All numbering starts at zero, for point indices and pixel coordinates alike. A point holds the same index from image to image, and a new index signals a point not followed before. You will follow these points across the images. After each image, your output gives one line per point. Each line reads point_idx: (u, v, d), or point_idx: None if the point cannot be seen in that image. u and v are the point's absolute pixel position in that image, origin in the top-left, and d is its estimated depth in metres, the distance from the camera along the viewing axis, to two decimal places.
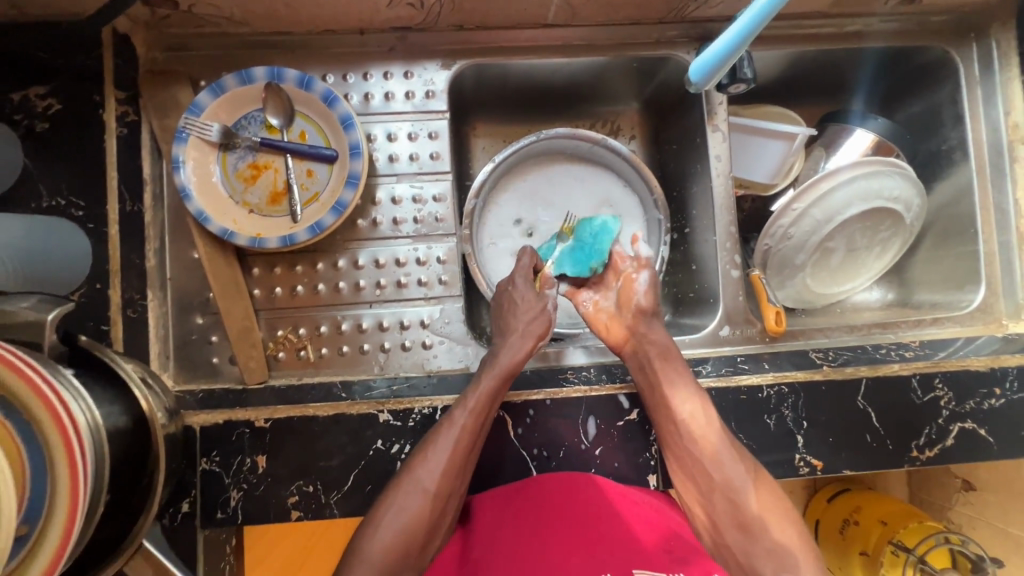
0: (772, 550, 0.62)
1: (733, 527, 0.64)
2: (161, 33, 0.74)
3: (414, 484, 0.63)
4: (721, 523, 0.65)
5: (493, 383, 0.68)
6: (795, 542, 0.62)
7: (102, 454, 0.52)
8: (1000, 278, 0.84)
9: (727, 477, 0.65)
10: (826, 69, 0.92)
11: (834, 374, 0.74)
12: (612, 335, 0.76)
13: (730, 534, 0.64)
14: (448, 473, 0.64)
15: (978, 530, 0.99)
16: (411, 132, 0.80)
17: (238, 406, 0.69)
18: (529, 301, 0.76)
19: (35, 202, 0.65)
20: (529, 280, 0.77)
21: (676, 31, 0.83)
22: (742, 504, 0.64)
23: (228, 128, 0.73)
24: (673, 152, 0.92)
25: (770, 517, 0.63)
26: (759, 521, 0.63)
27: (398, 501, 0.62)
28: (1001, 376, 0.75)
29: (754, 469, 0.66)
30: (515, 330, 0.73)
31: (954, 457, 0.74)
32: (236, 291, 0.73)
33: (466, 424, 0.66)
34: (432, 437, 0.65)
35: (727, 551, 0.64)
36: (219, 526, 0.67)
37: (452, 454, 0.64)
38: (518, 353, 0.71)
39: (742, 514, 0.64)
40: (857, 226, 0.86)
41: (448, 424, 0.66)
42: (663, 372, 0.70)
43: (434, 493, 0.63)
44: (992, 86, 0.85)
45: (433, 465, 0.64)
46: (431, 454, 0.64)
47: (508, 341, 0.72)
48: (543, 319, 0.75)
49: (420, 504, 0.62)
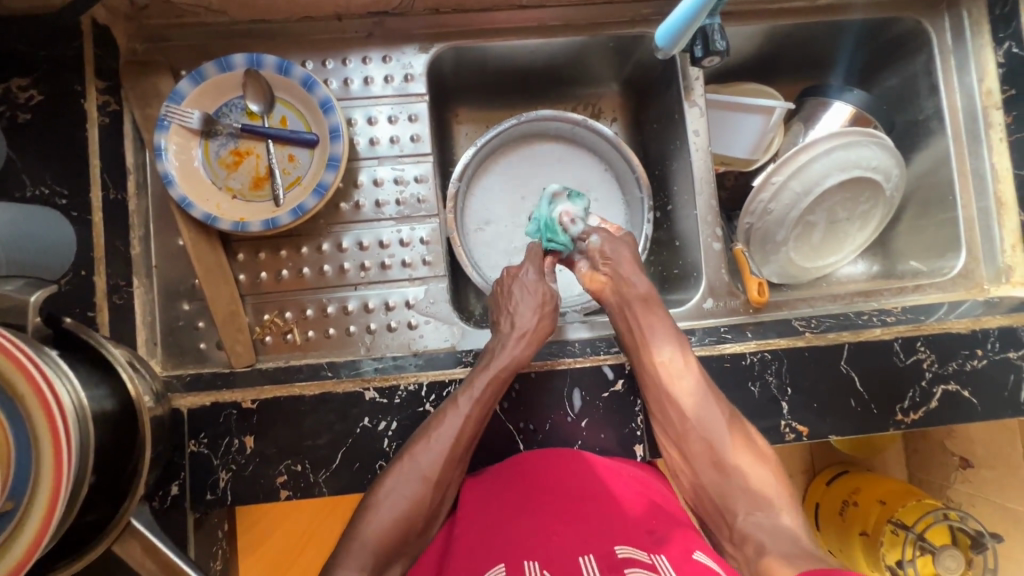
0: (745, 488, 0.66)
1: (709, 466, 0.68)
2: (142, 25, 0.77)
3: (413, 471, 0.64)
4: (697, 464, 0.69)
5: (500, 376, 0.68)
6: (767, 481, 0.66)
7: (87, 435, 0.52)
8: (981, 244, 0.85)
9: (704, 418, 0.69)
10: (802, 44, 0.93)
11: (816, 341, 0.74)
12: (592, 284, 0.78)
13: (706, 472, 0.69)
14: (449, 462, 0.65)
15: (978, 507, 0.99)
16: (391, 115, 0.81)
17: (225, 388, 0.70)
18: (536, 296, 0.76)
19: (20, 192, 0.65)
20: (535, 272, 0.78)
21: (650, 9, 0.84)
22: (718, 443, 0.68)
23: (209, 115, 0.74)
24: (653, 131, 0.93)
25: (742, 457, 0.67)
26: (732, 461, 0.67)
27: (396, 488, 0.63)
28: (983, 338, 0.75)
29: (729, 413, 0.69)
30: (522, 325, 0.73)
31: (939, 419, 0.74)
32: (221, 276, 0.74)
33: (471, 413, 0.66)
34: (433, 425, 0.66)
35: (703, 488, 0.69)
36: (208, 507, 0.67)
37: (455, 445, 0.65)
38: (526, 345, 0.71)
39: (717, 453, 0.68)
40: (837, 197, 0.86)
41: (453, 412, 0.66)
42: (643, 317, 0.73)
43: (434, 482, 0.64)
44: (965, 53, 0.86)
45: (434, 454, 0.64)
46: (432, 443, 0.65)
47: (516, 333, 0.72)
48: (550, 316, 0.75)
49: (419, 492, 0.63)
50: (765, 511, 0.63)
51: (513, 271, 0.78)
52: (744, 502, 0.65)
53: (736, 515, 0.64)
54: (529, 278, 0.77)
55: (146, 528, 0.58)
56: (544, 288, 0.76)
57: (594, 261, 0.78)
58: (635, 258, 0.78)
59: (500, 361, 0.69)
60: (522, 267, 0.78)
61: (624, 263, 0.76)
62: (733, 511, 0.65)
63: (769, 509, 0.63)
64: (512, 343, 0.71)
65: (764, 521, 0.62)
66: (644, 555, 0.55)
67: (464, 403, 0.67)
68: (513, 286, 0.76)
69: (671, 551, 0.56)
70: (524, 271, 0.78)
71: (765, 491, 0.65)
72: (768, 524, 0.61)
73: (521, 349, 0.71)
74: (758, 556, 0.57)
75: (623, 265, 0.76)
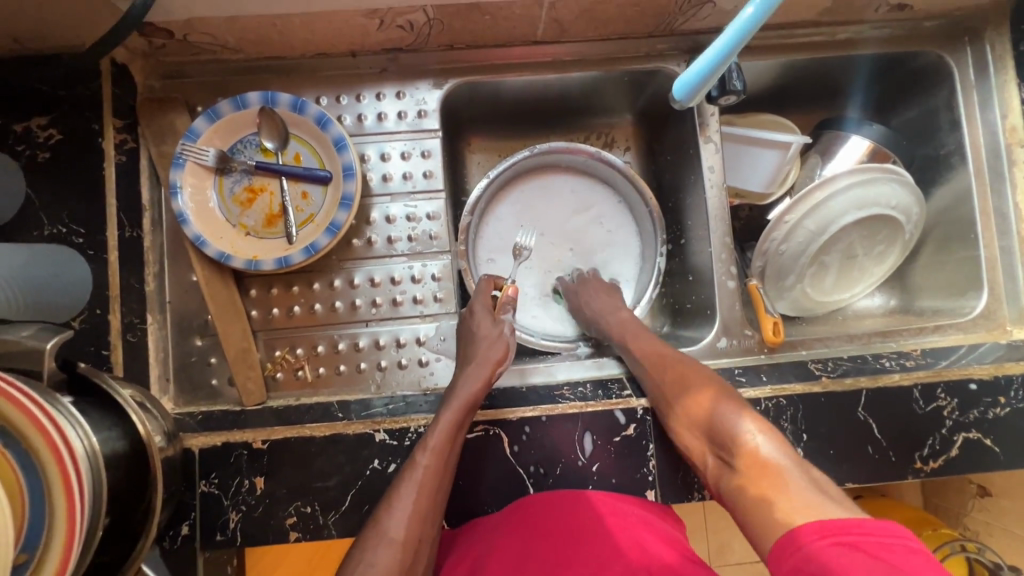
0: (724, 429, 0.62)
1: (685, 423, 0.66)
2: (158, 62, 0.77)
3: (380, 536, 0.59)
4: (679, 424, 0.67)
5: (453, 416, 0.66)
6: (740, 419, 0.62)
7: (98, 480, 0.52)
8: (1003, 284, 0.83)
9: (670, 377, 0.70)
10: (821, 77, 0.91)
11: (833, 386, 0.73)
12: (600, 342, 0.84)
13: (685, 432, 0.66)
14: (417, 517, 0.61)
15: (996, 536, 0.97)
16: (404, 151, 0.80)
17: (236, 427, 0.70)
18: (485, 332, 0.74)
19: (38, 230, 0.66)
20: (486, 309, 0.76)
21: (666, 45, 0.84)
22: (686, 394, 0.67)
23: (224, 152, 0.74)
24: (668, 164, 0.92)
25: (707, 401, 0.65)
26: (699, 408, 0.65)
27: (366, 556, 0.58)
28: (1006, 384, 0.73)
29: (693, 368, 0.70)
30: (472, 358, 0.72)
31: (959, 468, 0.73)
32: (235, 313, 0.74)
33: (429, 463, 0.64)
34: (397, 484, 0.63)
35: (695, 448, 0.65)
36: (218, 548, 0.67)
37: (418, 500, 0.62)
38: (475, 381, 0.69)
39: (686, 406, 0.66)
40: (854, 234, 0.85)
41: (408, 469, 0.63)
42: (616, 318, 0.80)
43: (402, 543, 0.59)
44: (988, 89, 0.84)
45: (398, 513, 0.60)
46: (397, 502, 0.61)
47: (466, 369, 0.71)
48: (500, 345, 0.73)
49: (392, 558, 0.58)
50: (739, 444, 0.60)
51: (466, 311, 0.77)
52: (725, 447, 0.62)
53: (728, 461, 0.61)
54: (479, 315, 0.75)
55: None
56: (491, 322, 0.75)
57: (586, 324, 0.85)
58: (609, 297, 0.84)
59: (456, 399, 0.68)
60: (473, 303, 0.77)
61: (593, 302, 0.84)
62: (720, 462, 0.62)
63: (745, 442, 0.60)
64: (460, 382, 0.69)
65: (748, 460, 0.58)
66: None
67: (422, 451, 0.64)
68: (464, 324, 0.76)
69: None
70: (473, 307, 0.77)
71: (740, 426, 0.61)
72: (747, 457, 0.59)
73: (471, 386, 0.69)
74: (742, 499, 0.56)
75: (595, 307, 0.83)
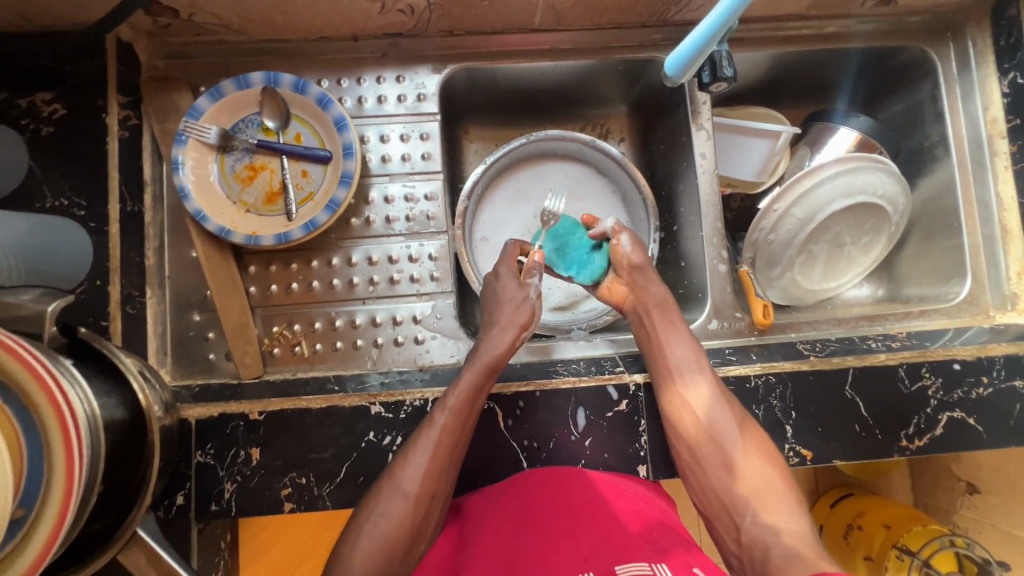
0: (755, 489, 0.66)
1: (719, 465, 0.68)
2: (163, 41, 0.79)
3: (394, 488, 0.63)
4: (707, 463, 0.69)
5: (471, 377, 0.69)
6: (773, 482, 0.66)
7: (97, 440, 0.52)
8: (986, 271, 0.85)
9: (712, 415, 0.69)
10: (810, 70, 0.94)
11: (821, 365, 0.74)
12: (614, 294, 0.81)
13: (713, 472, 0.68)
14: (431, 474, 0.64)
15: (986, 534, 0.97)
16: (403, 133, 0.82)
17: (233, 399, 0.70)
18: (510, 295, 0.76)
19: (40, 203, 0.67)
20: (511, 272, 0.78)
21: (660, 35, 0.86)
22: (724, 441, 0.68)
23: (226, 131, 0.76)
24: (661, 153, 0.94)
25: (753, 457, 0.67)
26: (742, 461, 0.68)
27: (381, 506, 0.62)
28: (989, 365, 0.75)
29: (740, 415, 0.70)
30: (497, 321, 0.74)
31: (944, 446, 0.74)
32: (233, 289, 0.75)
33: (446, 424, 0.66)
34: (414, 439, 0.66)
35: (711, 490, 0.69)
36: (212, 518, 0.67)
37: (434, 458, 0.64)
38: (499, 346, 0.71)
39: (726, 454, 0.68)
40: (841, 222, 0.87)
41: (428, 425, 0.66)
42: (659, 320, 0.76)
43: (416, 495, 0.63)
44: (969, 83, 0.87)
45: (415, 468, 0.64)
46: (411, 457, 0.64)
47: (491, 332, 0.73)
48: (524, 312, 0.75)
49: (403, 508, 0.62)
50: (773, 512, 0.64)
51: (490, 275, 0.79)
52: (753, 504, 0.65)
53: (744, 517, 0.65)
54: (504, 279, 0.77)
55: (153, 538, 0.58)
56: (516, 286, 0.77)
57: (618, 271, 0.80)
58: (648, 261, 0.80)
59: (478, 361, 0.70)
60: (497, 268, 0.79)
61: (645, 275, 0.79)
62: (741, 511, 0.66)
63: (777, 512, 0.64)
64: (486, 346, 0.72)
65: (773, 529, 0.62)
66: (646, 566, 0.56)
67: (440, 409, 0.67)
68: (488, 289, 0.78)
69: (673, 561, 0.57)
70: (496, 273, 0.78)
71: (771, 492, 0.65)
72: (772, 525, 0.63)
73: (497, 350, 0.71)
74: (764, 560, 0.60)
75: (641, 275, 0.79)
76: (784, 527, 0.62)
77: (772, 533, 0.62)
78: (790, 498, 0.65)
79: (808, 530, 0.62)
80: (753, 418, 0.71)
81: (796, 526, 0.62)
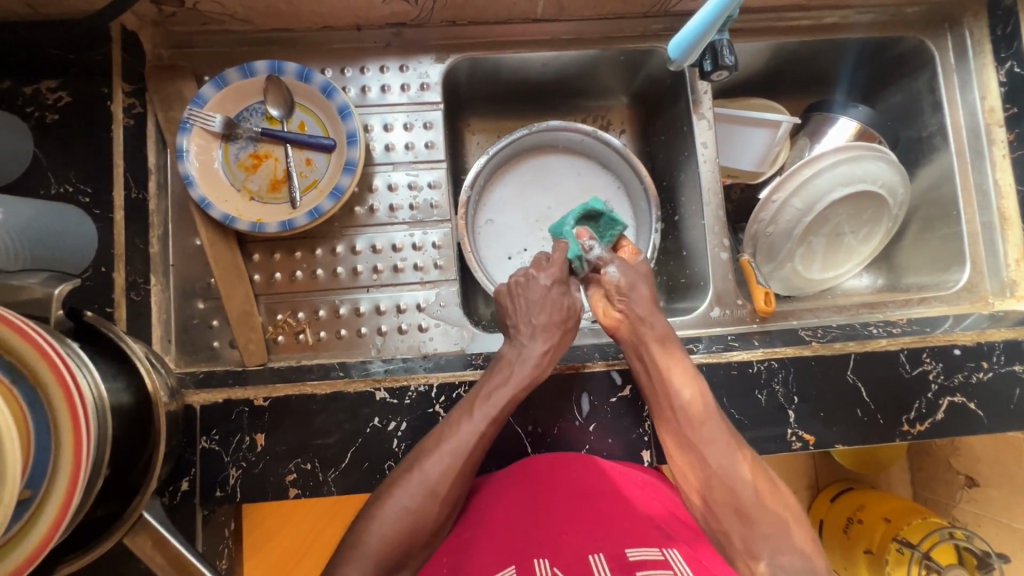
0: (773, 536, 0.58)
1: (732, 510, 0.61)
2: (167, 31, 0.79)
3: (421, 481, 0.62)
4: (716, 507, 0.61)
5: (512, 389, 0.67)
6: (790, 528, 0.59)
7: (105, 426, 0.51)
8: (985, 258, 0.86)
9: (719, 454, 0.63)
10: (809, 61, 0.95)
11: (822, 350, 0.75)
12: (608, 320, 0.74)
13: (727, 519, 0.61)
14: (460, 474, 0.63)
15: (984, 527, 0.97)
16: (407, 122, 0.83)
17: (237, 386, 0.70)
18: (553, 305, 0.73)
19: (45, 188, 0.67)
20: (554, 282, 0.74)
21: (661, 25, 0.87)
22: (735, 485, 0.62)
23: (230, 118, 0.76)
24: (661, 143, 0.94)
25: (769, 502, 0.61)
26: (757, 505, 0.60)
27: (403, 498, 0.61)
28: (988, 350, 0.76)
29: (750, 457, 0.64)
30: (542, 332, 0.72)
31: (944, 431, 0.75)
32: (237, 276, 0.75)
33: (487, 431, 0.65)
34: (447, 437, 0.64)
35: (725, 540, 0.60)
36: (217, 504, 0.67)
37: (467, 459, 0.64)
38: (545, 361, 0.70)
39: (740, 498, 0.61)
40: (841, 213, 0.88)
41: (466, 428, 0.65)
42: (662, 357, 0.68)
43: (443, 496, 0.62)
44: (967, 72, 0.88)
45: (445, 466, 0.63)
46: (444, 453, 0.63)
47: (537, 344, 0.71)
48: (567, 327, 0.74)
49: (426, 502, 0.61)
50: (790, 556, 0.57)
51: (527, 275, 0.75)
52: (768, 550, 0.58)
53: (760, 562, 0.58)
54: (547, 287, 0.74)
55: (159, 523, 0.57)
56: (564, 300, 0.74)
57: (610, 296, 0.74)
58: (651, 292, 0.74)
59: (525, 374, 0.68)
60: (536, 271, 0.74)
61: (639, 301, 0.72)
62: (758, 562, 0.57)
63: (794, 558, 0.57)
64: (532, 357, 0.70)
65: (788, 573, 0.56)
66: (657, 551, 0.55)
67: (479, 418, 0.65)
68: (528, 293, 0.74)
69: (682, 547, 0.57)
70: (541, 271, 0.75)
71: (789, 539, 0.58)
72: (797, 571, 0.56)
73: (543, 363, 0.70)
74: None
75: (638, 304, 0.72)
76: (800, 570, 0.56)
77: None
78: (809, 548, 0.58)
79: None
80: (764, 464, 0.65)
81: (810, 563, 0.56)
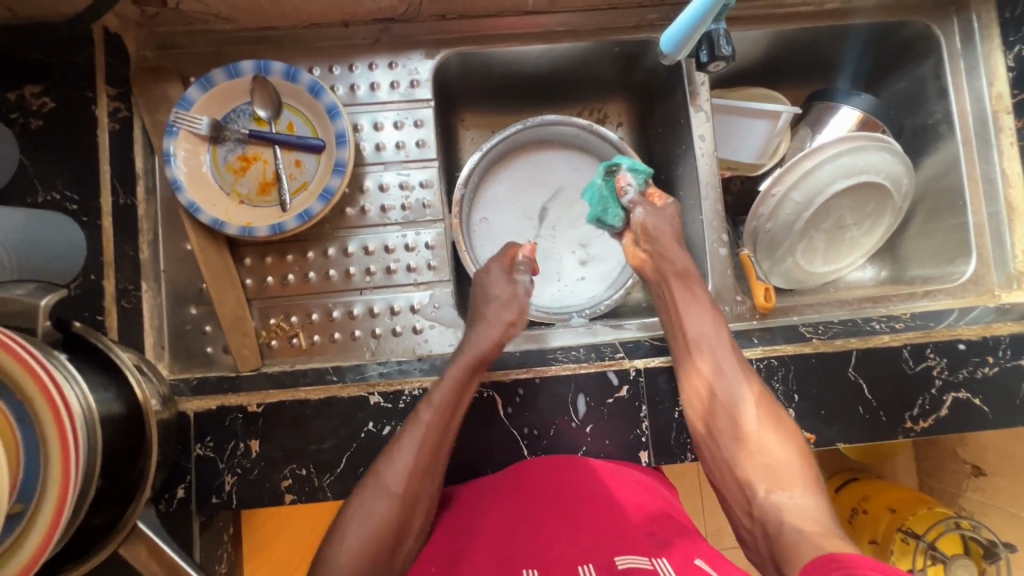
0: (768, 468, 0.63)
1: (733, 440, 0.67)
2: (151, 32, 0.78)
3: (379, 486, 0.62)
4: (722, 438, 0.67)
5: (455, 373, 0.68)
6: (789, 461, 0.63)
7: (94, 436, 0.51)
8: (991, 249, 0.84)
9: (730, 387, 0.69)
10: (811, 48, 0.93)
11: (824, 347, 0.74)
12: (634, 260, 0.81)
13: (729, 448, 0.66)
14: (417, 471, 0.63)
15: (991, 516, 0.96)
16: (397, 121, 0.81)
17: (231, 392, 0.70)
18: (500, 293, 0.75)
19: (32, 198, 0.65)
20: (503, 275, 0.77)
21: (656, 15, 0.84)
22: (741, 416, 0.67)
23: (217, 121, 0.75)
24: (658, 136, 0.93)
25: (771, 438, 0.65)
26: (758, 438, 0.66)
27: (364, 505, 0.61)
28: (994, 345, 0.74)
29: (757, 387, 0.69)
30: (483, 318, 0.74)
31: (949, 427, 0.73)
32: (228, 279, 0.74)
33: (432, 420, 0.65)
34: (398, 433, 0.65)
35: (722, 464, 0.67)
36: (214, 511, 0.67)
37: (421, 454, 0.64)
38: (486, 342, 0.71)
39: (742, 431, 0.66)
40: (843, 204, 0.86)
41: (414, 423, 0.65)
42: (679, 295, 0.75)
43: (403, 496, 0.62)
44: (974, 57, 0.85)
45: (401, 466, 0.63)
46: (398, 454, 0.63)
47: (478, 329, 0.73)
48: (517, 313, 0.75)
49: (387, 507, 0.61)
50: (788, 492, 0.61)
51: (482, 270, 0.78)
52: (765, 481, 0.62)
53: (757, 493, 0.62)
54: (495, 279, 0.77)
55: (153, 531, 0.57)
56: (508, 287, 0.76)
57: (636, 237, 0.79)
58: (676, 234, 0.78)
59: (463, 357, 0.70)
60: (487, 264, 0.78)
61: (664, 239, 0.77)
62: (755, 491, 0.63)
63: (790, 489, 0.61)
64: (473, 342, 0.71)
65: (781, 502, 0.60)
66: (646, 560, 0.54)
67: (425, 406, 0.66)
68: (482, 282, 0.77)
69: (674, 554, 0.55)
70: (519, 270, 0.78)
71: (785, 471, 0.62)
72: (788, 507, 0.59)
73: (483, 347, 0.71)
74: (775, 534, 0.57)
75: (664, 244, 0.77)
76: (793, 504, 0.59)
77: (779, 509, 0.59)
78: (804, 478, 0.62)
79: (821, 507, 0.58)
80: (776, 401, 0.70)
81: (804, 501, 0.59)
